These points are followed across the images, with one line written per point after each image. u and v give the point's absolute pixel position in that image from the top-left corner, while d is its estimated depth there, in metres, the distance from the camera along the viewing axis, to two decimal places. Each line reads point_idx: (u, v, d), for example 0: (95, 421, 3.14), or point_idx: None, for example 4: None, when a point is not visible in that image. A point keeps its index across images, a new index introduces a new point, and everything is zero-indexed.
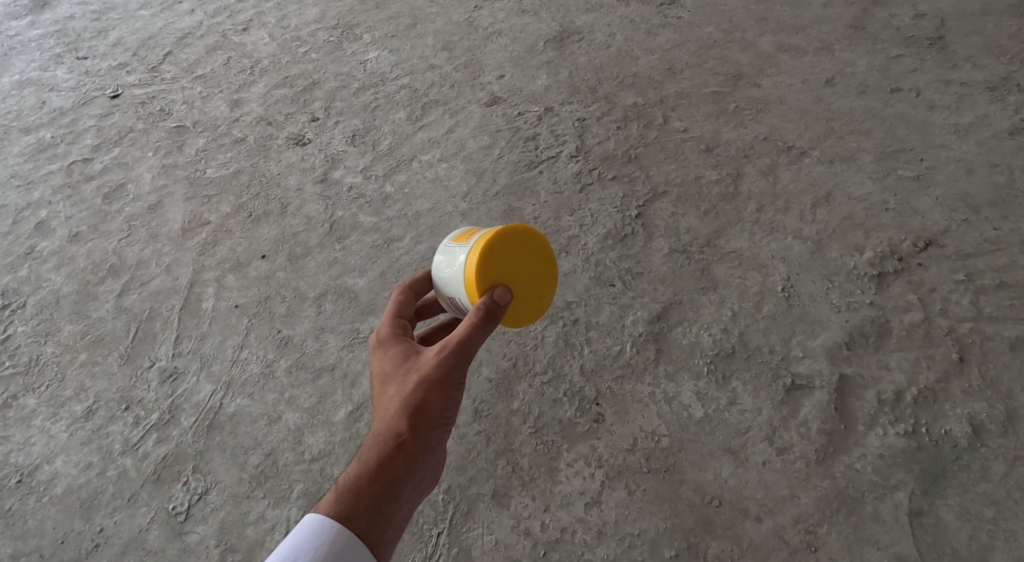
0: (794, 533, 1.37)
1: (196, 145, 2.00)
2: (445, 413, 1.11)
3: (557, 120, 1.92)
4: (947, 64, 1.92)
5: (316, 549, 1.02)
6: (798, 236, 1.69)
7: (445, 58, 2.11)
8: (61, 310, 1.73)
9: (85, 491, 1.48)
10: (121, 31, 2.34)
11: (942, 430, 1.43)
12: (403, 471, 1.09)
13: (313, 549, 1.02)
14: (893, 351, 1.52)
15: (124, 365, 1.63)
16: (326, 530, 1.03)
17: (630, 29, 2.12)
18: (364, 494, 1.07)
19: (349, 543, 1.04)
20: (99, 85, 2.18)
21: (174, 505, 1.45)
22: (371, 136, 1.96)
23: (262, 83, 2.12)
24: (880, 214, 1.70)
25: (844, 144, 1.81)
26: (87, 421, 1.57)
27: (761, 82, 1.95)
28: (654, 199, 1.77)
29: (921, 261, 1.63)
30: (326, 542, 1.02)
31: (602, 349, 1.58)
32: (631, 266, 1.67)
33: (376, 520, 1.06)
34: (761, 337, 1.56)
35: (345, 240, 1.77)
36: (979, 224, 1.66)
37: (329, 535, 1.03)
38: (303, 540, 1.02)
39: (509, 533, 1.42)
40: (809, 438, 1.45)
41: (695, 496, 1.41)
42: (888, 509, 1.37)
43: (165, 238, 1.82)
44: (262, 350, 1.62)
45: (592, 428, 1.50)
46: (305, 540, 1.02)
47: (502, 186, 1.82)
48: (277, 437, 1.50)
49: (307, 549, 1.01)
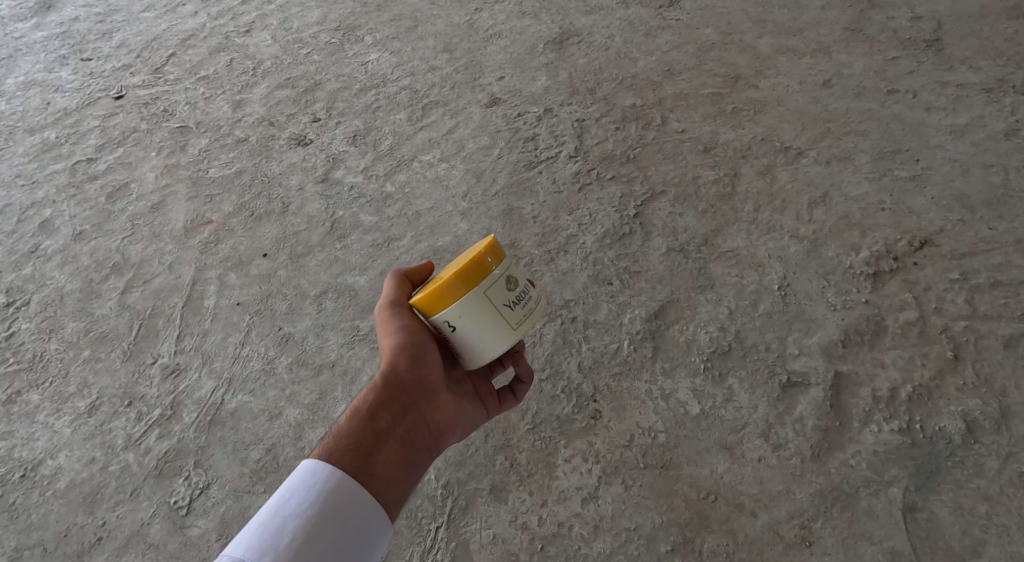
0: (789, 528, 1.38)
1: (198, 145, 2.02)
2: (411, 353, 1.24)
3: (557, 121, 1.94)
4: (943, 66, 1.93)
5: (311, 486, 1.09)
6: (794, 235, 1.70)
7: (445, 59, 2.13)
8: (64, 308, 1.75)
9: (87, 486, 1.50)
10: (124, 32, 2.36)
11: (936, 427, 1.44)
12: (379, 408, 1.21)
13: (308, 487, 1.09)
14: (888, 349, 1.54)
15: (127, 361, 1.65)
16: (316, 466, 1.11)
17: (629, 31, 2.14)
18: (345, 430, 1.18)
19: (338, 476, 1.11)
20: (103, 86, 2.20)
21: (176, 499, 1.46)
22: (371, 136, 1.98)
23: (264, 85, 2.15)
24: (876, 213, 1.72)
25: (840, 145, 1.83)
26: (90, 417, 1.58)
27: (758, 84, 1.97)
28: (652, 199, 1.78)
29: (916, 260, 1.64)
30: (319, 479, 1.10)
31: (600, 347, 1.60)
32: (628, 265, 1.69)
33: (357, 452, 1.15)
34: (758, 335, 1.58)
35: (346, 239, 1.78)
36: (974, 223, 1.67)
37: (320, 471, 1.11)
38: (299, 480, 1.10)
39: (506, 528, 1.43)
40: (804, 434, 1.46)
41: (691, 492, 1.43)
42: (882, 505, 1.38)
43: (167, 237, 1.84)
44: (264, 347, 1.63)
45: (589, 424, 1.52)
46: (300, 479, 1.10)
47: (502, 186, 1.83)
48: (278, 433, 1.52)
49: (303, 488, 1.09)
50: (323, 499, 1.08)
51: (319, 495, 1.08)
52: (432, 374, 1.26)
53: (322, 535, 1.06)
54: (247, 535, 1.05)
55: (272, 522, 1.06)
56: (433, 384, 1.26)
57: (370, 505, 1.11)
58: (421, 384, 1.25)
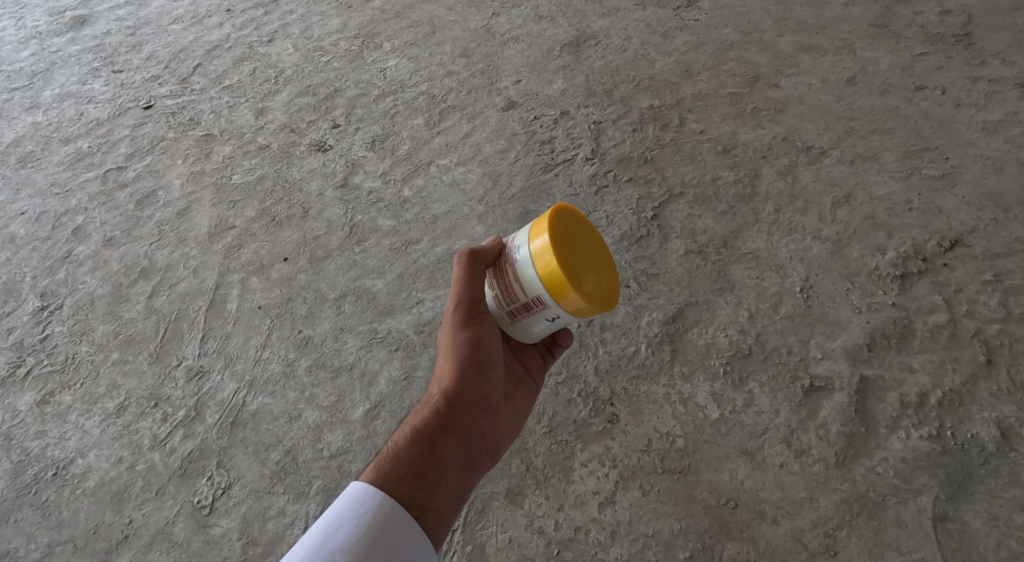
0: (813, 536, 1.34)
1: (223, 152, 2.06)
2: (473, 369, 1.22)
3: (573, 123, 1.94)
4: (974, 61, 1.89)
5: (360, 516, 1.04)
6: (817, 236, 1.66)
7: (462, 64, 2.14)
8: (95, 311, 1.77)
9: (115, 484, 1.50)
10: (154, 45, 2.42)
11: (969, 434, 1.40)
12: (442, 431, 1.18)
13: (357, 516, 1.04)
14: (916, 353, 1.49)
15: (153, 363, 1.66)
16: (368, 497, 1.07)
17: (647, 32, 2.12)
18: (406, 458, 1.14)
19: (392, 510, 1.06)
20: (133, 97, 2.26)
21: (199, 499, 1.47)
22: (390, 141, 1.99)
23: (286, 92, 2.18)
24: (903, 213, 1.67)
25: (865, 143, 1.79)
26: (118, 417, 1.59)
27: (779, 82, 1.94)
28: (670, 201, 1.76)
29: (946, 261, 1.59)
30: (369, 511, 1.05)
31: (617, 350, 1.56)
32: (646, 267, 1.67)
33: (417, 483, 1.11)
34: (779, 338, 1.54)
35: (364, 243, 1.80)
36: (1007, 223, 1.62)
37: (371, 503, 1.06)
38: (347, 508, 1.05)
39: (522, 532, 1.40)
40: (828, 440, 1.42)
41: (710, 498, 1.39)
42: (910, 514, 1.34)
43: (193, 242, 1.87)
44: (283, 350, 1.64)
45: (606, 428, 1.48)
46: (347, 508, 1.05)
47: (519, 189, 1.83)
48: (297, 435, 1.52)
49: (350, 516, 1.04)
50: (371, 529, 1.03)
51: (368, 527, 1.03)
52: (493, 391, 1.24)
53: None
54: None
55: (318, 555, 1.00)
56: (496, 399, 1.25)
57: (419, 533, 1.07)
58: (482, 401, 1.23)
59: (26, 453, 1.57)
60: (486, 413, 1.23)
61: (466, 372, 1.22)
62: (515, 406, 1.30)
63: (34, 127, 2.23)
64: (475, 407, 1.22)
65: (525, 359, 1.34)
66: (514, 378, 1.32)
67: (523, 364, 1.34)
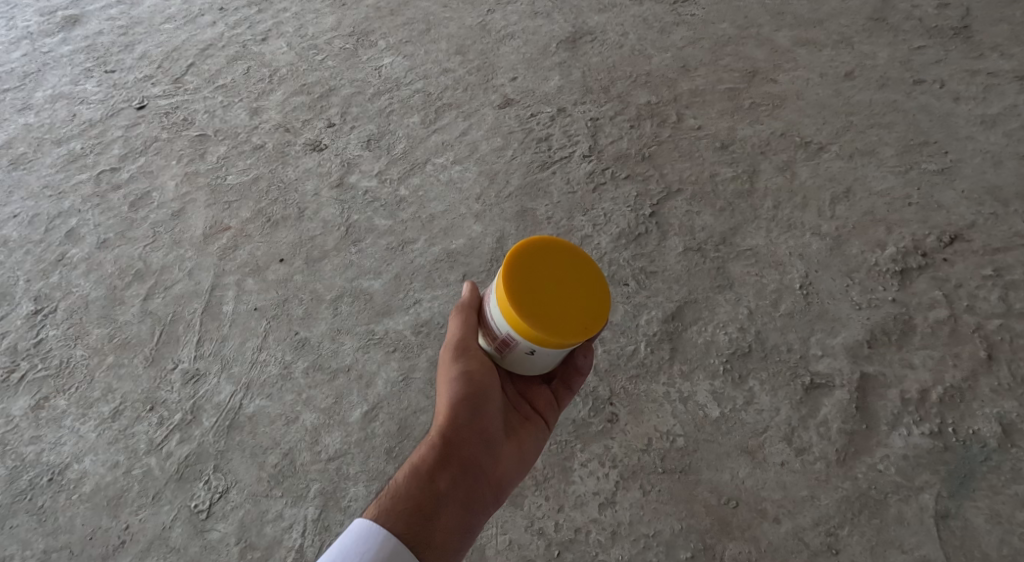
0: (814, 535, 1.33)
1: (217, 153, 2.04)
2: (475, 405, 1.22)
3: (570, 120, 1.92)
4: (973, 53, 1.88)
5: (362, 551, 1.06)
6: (817, 232, 1.65)
7: (457, 62, 2.13)
8: (89, 314, 1.75)
9: (112, 489, 1.49)
10: (146, 44, 2.40)
11: (970, 430, 1.39)
12: (442, 466, 1.18)
13: (359, 552, 1.06)
14: (917, 349, 1.48)
15: (149, 366, 1.64)
16: (365, 530, 1.08)
17: (643, 28, 2.11)
18: (407, 493, 1.15)
19: (391, 545, 1.07)
20: (126, 97, 2.24)
21: (197, 503, 1.46)
22: (385, 140, 1.98)
23: (280, 92, 2.16)
24: (902, 208, 1.66)
25: (863, 138, 1.78)
26: (113, 421, 1.58)
27: (777, 78, 1.93)
28: (668, 198, 1.75)
29: (946, 256, 1.58)
30: (371, 546, 1.06)
31: (616, 349, 1.55)
32: (644, 265, 1.65)
33: (415, 518, 1.12)
34: (779, 335, 1.53)
35: (360, 243, 1.78)
36: (1007, 217, 1.61)
37: (371, 538, 1.07)
38: (349, 543, 1.06)
39: (522, 533, 1.39)
40: (829, 438, 1.41)
41: (712, 497, 1.38)
42: (912, 512, 1.33)
43: (187, 244, 1.85)
44: (280, 352, 1.63)
45: (605, 428, 1.47)
46: (351, 543, 1.06)
47: (516, 187, 1.82)
48: (294, 437, 1.51)
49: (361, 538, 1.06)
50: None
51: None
52: (493, 426, 1.24)
53: None
54: None
55: None
56: (497, 434, 1.24)
57: None
58: (482, 437, 1.23)
59: (22, 458, 1.55)
60: (487, 450, 1.23)
61: (468, 408, 1.22)
62: (519, 440, 1.28)
63: (26, 129, 2.21)
64: (476, 442, 1.22)
65: (534, 395, 1.33)
66: (522, 416, 1.31)
67: (532, 402, 1.33)
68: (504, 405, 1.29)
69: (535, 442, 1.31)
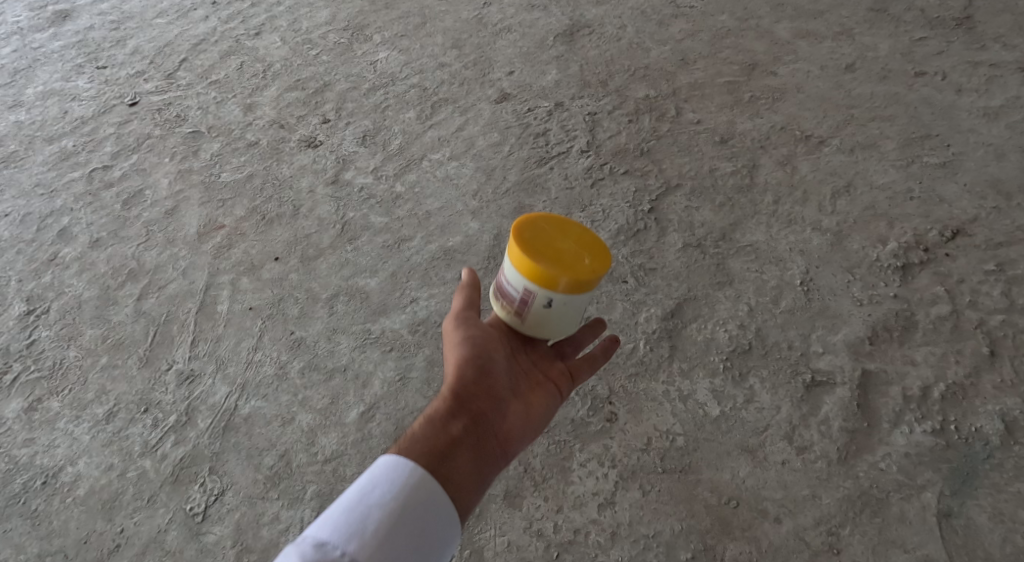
0: (816, 535, 1.30)
1: (211, 150, 2.03)
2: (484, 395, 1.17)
3: (567, 115, 1.92)
4: (975, 45, 1.88)
5: (392, 496, 0.99)
6: (817, 228, 1.63)
7: (454, 56, 2.14)
8: (82, 314, 1.73)
9: (106, 492, 1.47)
10: (138, 40, 2.39)
11: (972, 428, 1.37)
12: (453, 413, 1.13)
13: (391, 478, 1.01)
14: (919, 346, 1.47)
15: (143, 367, 1.63)
16: (393, 464, 1.03)
17: (642, 20, 2.13)
18: (420, 436, 1.09)
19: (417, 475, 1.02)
20: (118, 94, 2.22)
21: (192, 506, 1.44)
22: (381, 136, 1.97)
23: (274, 88, 2.16)
24: (904, 202, 1.64)
25: (864, 131, 1.77)
26: (108, 424, 1.56)
27: (777, 70, 1.93)
28: (667, 193, 1.73)
29: (948, 251, 1.56)
30: (404, 488, 1.00)
31: (615, 347, 1.53)
32: (644, 261, 1.63)
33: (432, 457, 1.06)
34: (779, 333, 1.51)
35: (356, 241, 1.77)
36: (1010, 211, 1.60)
37: (401, 470, 1.02)
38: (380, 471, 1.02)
39: (520, 534, 1.34)
40: (830, 436, 1.39)
41: (713, 497, 1.35)
42: (915, 511, 1.31)
43: (181, 242, 1.83)
44: (275, 352, 1.61)
45: (605, 427, 1.44)
46: (383, 469, 1.02)
47: (513, 183, 1.81)
48: (291, 439, 1.49)
49: (385, 478, 1.01)
50: (402, 511, 0.98)
51: (404, 488, 1.00)
52: (500, 383, 1.19)
53: (404, 526, 0.98)
54: (329, 522, 0.96)
55: (355, 510, 0.97)
56: (506, 392, 1.19)
57: (444, 515, 1.02)
58: (491, 395, 1.17)
59: (14, 462, 1.53)
60: (496, 402, 1.17)
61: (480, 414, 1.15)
62: (532, 400, 1.22)
63: (16, 126, 2.18)
64: (485, 398, 1.16)
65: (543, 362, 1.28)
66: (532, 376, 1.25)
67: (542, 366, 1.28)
68: (512, 358, 1.24)
69: (549, 405, 1.24)
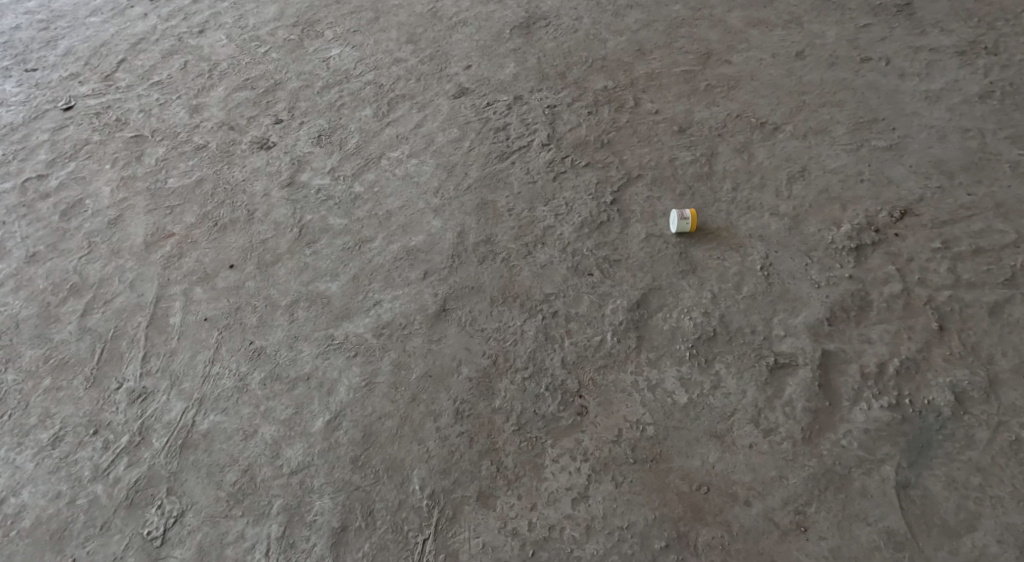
0: (784, 515, 1.29)
1: (155, 154, 1.98)
2: None
3: (527, 108, 1.93)
4: (916, 31, 1.94)
5: None
6: (775, 213, 1.66)
7: (409, 51, 2.14)
8: (21, 335, 1.67)
9: (54, 522, 1.40)
10: (70, 40, 2.34)
11: (926, 400, 1.38)
12: None
13: None
14: (875, 324, 1.48)
15: (89, 388, 1.58)
16: None
17: (597, 12, 2.17)
18: None
19: None
20: (51, 97, 2.16)
21: (149, 530, 1.38)
22: (337, 135, 1.95)
23: (222, 87, 2.13)
24: (855, 185, 1.68)
25: (816, 117, 1.81)
26: (53, 449, 1.50)
27: (730, 58, 1.97)
28: (629, 184, 1.75)
29: (897, 231, 1.60)
30: None
31: (583, 340, 1.53)
32: (608, 254, 1.65)
33: None
34: (742, 318, 1.52)
35: (315, 244, 1.75)
36: (953, 190, 1.64)
37: None
38: None
39: (496, 535, 1.32)
40: (794, 417, 1.39)
41: (683, 484, 1.34)
42: (876, 485, 1.30)
43: (127, 253, 1.78)
44: (235, 363, 1.58)
45: (575, 421, 1.43)
46: None
47: (475, 178, 1.81)
48: (253, 452, 1.46)
49: None
50: None
51: None
52: None
53: None
54: None
55: None
56: None
57: None
58: None
59: None
60: None
61: None
62: None
63: None
64: None
65: None
66: None
67: None
68: None
69: None
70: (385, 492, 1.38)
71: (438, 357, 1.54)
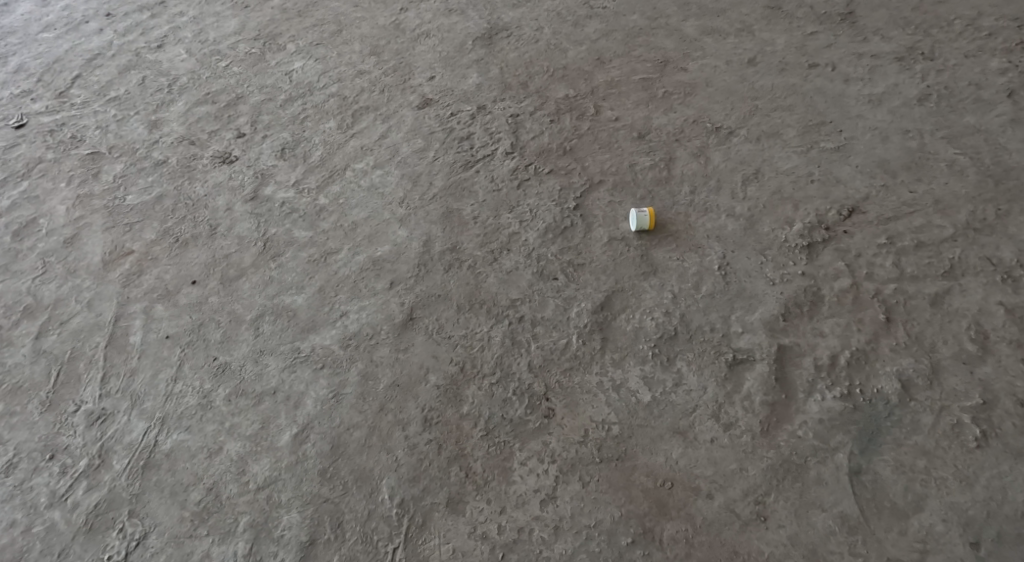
0: (745, 506, 1.33)
1: (112, 171, 1.98)
2: None
3: (490, 117, 1.97)
4: (859, 37, 2.02)
5: None
6: (731, 215, 1.71)
7: (373, 63, 2.17)
8: None
9: (10, 550, 1.39)
10: (21, 56, 2.33)
11: (875, 389, 1.43)
12: None
13: None
14: (827, 318, 1.54)
15: (46, 412, 1.57)
16: None
17: (557, 22, 2.22)
18: None
19: None
20: (3, 115, 2.15)
21: (110, 554, 1.38)
22: (300, 148, 1.97)
23: (181, 102, 2.13)
24: (806, 185, 1.74)
25: (768, 121, 1.87)
26: (8, 476, 1.49)
27: (686, 66, 2.03)
28: (591, 191, 1.79)
29: (846, 228, 1.66)
30: None
31: (549, 344, 1.56)
32: (572, 258, 1.68)
33: None
34: (702, 317, 1.57)
35: (280, 257, 1.76)
36: (896, 188, 1.71)
37: None
38: None
39: (466, 539, 1.35)
40: (752, 411, 1.43)
41: (648, 481, 1.38)
42: (830, 472, 1.35)
43: (84, 272, 1.78)
44: (198, 380, 1.59)
45: (542, 424, 1.46)
46: None
47: (440, 187, 1.84)
48: (219, 469, 1.46)
49: None
50: None
51: None
52: None
53: None
54: None
55: None
56: None
57: None
58: None
59: None
60: None
61: None
62: None
63: None
64: None
65: None
66: None
67: None
68: None
69: None
70: (354, 502, 1.40)
71: (406, 365, 1.56)
